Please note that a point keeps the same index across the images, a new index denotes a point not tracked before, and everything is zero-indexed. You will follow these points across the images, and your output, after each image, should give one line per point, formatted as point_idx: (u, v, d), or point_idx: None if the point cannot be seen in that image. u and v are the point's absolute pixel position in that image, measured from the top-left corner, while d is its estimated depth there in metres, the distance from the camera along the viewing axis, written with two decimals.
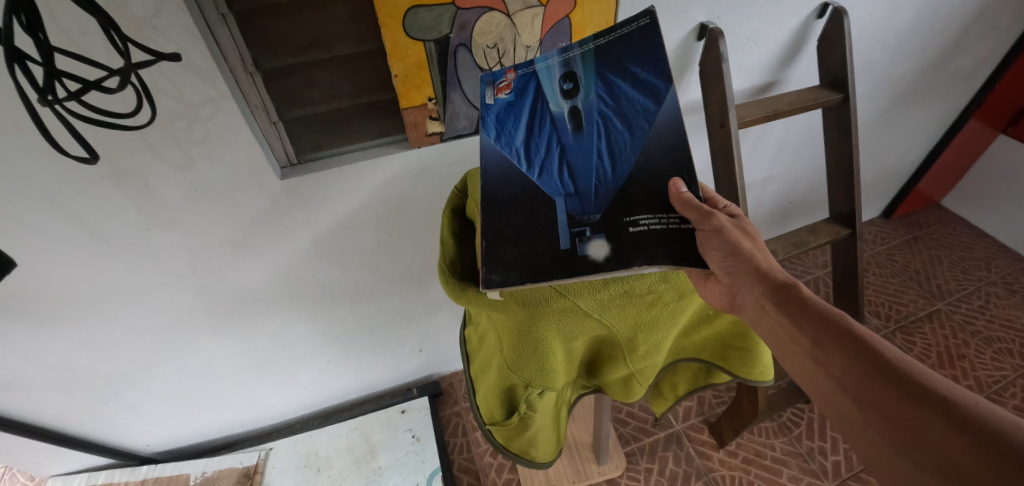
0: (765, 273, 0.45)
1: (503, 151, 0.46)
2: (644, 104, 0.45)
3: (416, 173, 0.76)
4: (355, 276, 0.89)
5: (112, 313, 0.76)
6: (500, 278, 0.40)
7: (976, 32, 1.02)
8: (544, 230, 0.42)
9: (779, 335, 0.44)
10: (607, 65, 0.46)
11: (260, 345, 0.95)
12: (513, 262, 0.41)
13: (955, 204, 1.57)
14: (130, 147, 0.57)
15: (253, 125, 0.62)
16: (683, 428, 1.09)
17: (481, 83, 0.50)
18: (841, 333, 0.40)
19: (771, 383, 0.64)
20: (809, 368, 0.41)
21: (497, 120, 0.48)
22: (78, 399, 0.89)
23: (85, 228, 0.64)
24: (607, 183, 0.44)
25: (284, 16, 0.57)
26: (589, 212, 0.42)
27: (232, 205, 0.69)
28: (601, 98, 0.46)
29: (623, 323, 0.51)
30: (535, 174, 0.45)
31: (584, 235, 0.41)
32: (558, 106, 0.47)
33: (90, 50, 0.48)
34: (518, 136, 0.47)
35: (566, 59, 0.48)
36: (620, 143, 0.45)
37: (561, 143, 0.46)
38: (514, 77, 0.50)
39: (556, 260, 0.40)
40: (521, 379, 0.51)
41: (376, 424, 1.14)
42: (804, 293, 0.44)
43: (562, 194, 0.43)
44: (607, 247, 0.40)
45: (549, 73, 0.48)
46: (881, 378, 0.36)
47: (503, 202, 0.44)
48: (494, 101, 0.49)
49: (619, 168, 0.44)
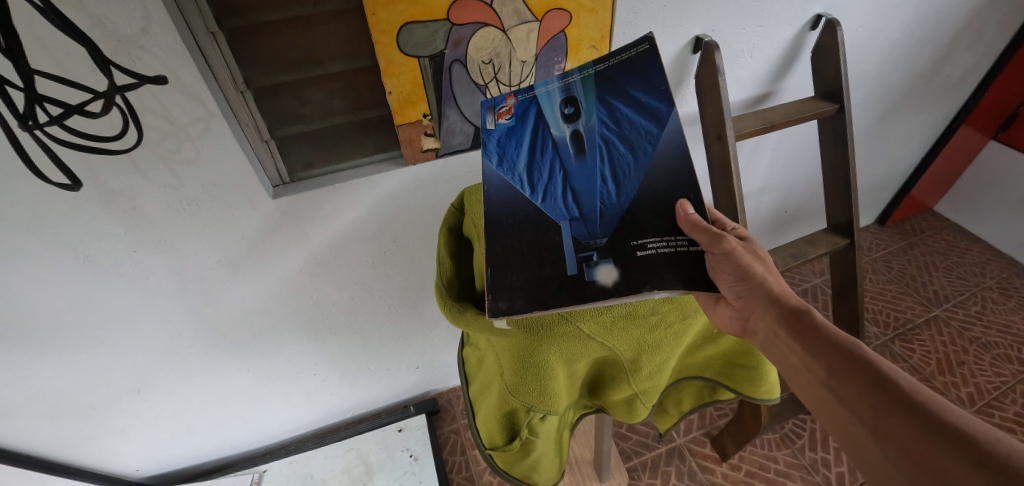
0: (778, 297, 0.45)
1: (505, 176, 0.45)
2: (647, 127, 0.45)
3: (412, 190, 0.75)
4: (350, 294, 0.87)
5: (99, 337, 0.74)
6: (506, 306, 0.39)
7: (965, 41, 1.03)
8: (549, 254, 0.41)
9: (791, 361, 0.43)
10: (608, 89, 0.47)
11: (254, 366, 0.92)
12: (519, 289, 0.40)
13: (947, 210, 1.58)
14: (117, 169, 0.56)
15: (244, 144, 0.61)
16: (684, 443, 1.08)
17: (482, 108, 0.51)
18: (854, 360, 0.39)
19: (776, 401, 0.63)
20: (824, 396, 0.40)
21: (498, 145, 0.48)
22: (66, 425, 0.86)
23: (72, 251, 0.62)
24: (612, 206, 0.43)
25: (275, 35, 0.56)
26: (595, 237, 0.41)
27: (224, 225, 0.67)
28: (603, 122, 0.46)
29: (626, 345, 0.50)
30: (538, 198, 0.44)
31: (590, 260, 0.40)
32: (560, 130, 0.47)
33: (74, 72, 0.46)
34: (519, 161, 0.46)
35: (566, 84, 0.49)
36: (623, 166, 0.44)
37: (563, 168, 0.45)
38: (514, 102, 0.50)
39: (564, 287, 0.39)
40: (522, 404, 0.49)
41: (372, 443, 1.11)
42: (817, 319, 0.43)
43: (566, 218, 0.43)
44: (615, 272, 0.39)
45: (549, 98, 0.49)
46: (896, 409, 0.35)
47: (507, 228, 0.43)
48: (495, 126, 0.49)
49: (623, 191, 0.43)
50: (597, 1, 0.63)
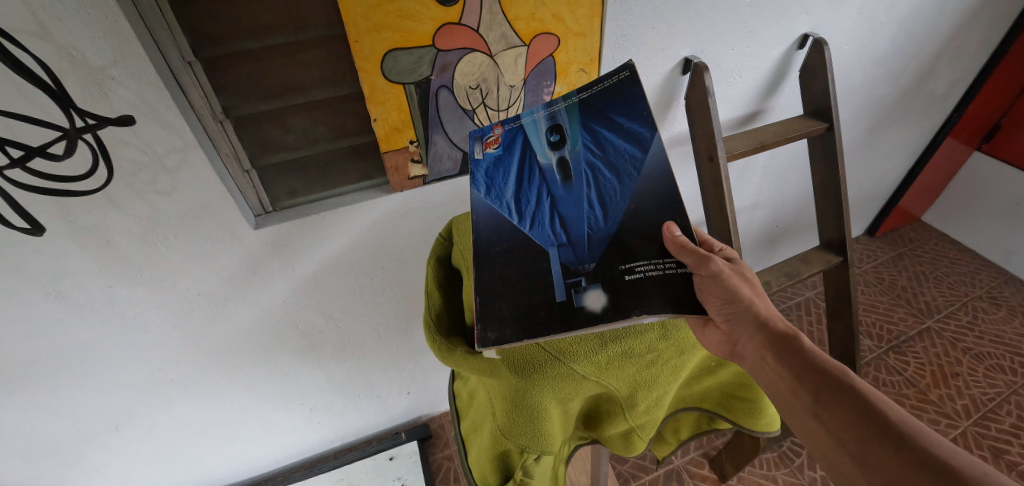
0: (766, 321, 0.43)
1: (493, 205, 0.44)
2: (631, 152, 0.44)
3: (400, 216, 0.74)
4: (337, 323, 0.85)
5: (72, 373, 0.71)
6: (496, 336, 0.37)
7: (947, 57, 1.05)
8: (538, 280, 0.39)
9: (780, 387, 0.42)
10: (593, 116, 0.46)
11: (238, 398, 0.89)
12: (509, 317, 0.38)
13: (934, 219, 1.60)
14: (90, 204, 0.53)
15: (223, 174, 0.59)
16: (682, 464, 1.06)
17: (470, 138, 0.49)
18: (841, 387, 0.38)
19: (774, 433, 0.62)
20: (811, 424, 0.38)
21: (486, 174, 0.46)
22: (36, 466, 0.81)
23: (41, 287, 0.59)
24: (600, 231, 0.41)
25: (255, 63, 0.54)
26: (583, 262, 0.40)
27: (203, 256, 0.65)
28: (589, 148, 0.45)
29: (622, 382, 0.48)
30: (526, 225, 0.43)
31: (579, 285, 0.39)
32: (546, 157, 0.46)
33: (40, 107, 0.44)
34: (507, 189, 0.45)
35: (551, 113, 0.48)
36: (609, 192, 0.43)
37: (550, 194, 0.44)
38: (501, 132, 0.49)
39: (553, 314, 0.38)
40: (514, 445, 0.47)
41: (363, 473, 1.08)
42: (805, 344, 0.41)
43: (554, 245, 0.41)
44: (604, 297, 0.38)
45: (535, 126, 0.47)
46: (884, 442, 0.34)
47: (495, 255, 0.41)
48: (482, 156, 0.48)
49: (610, 215, 0.42)
50: (585, 24, 0.62)
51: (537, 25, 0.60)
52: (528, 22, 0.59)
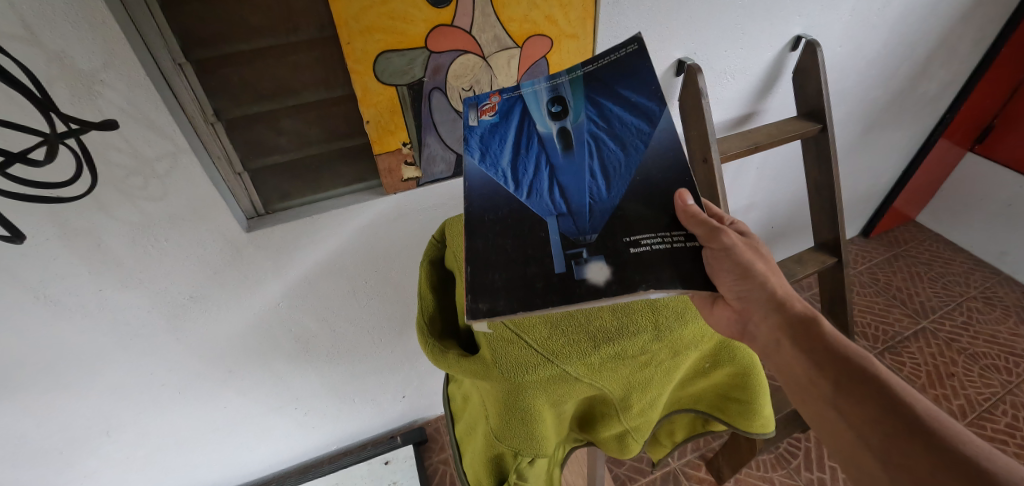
0: (782, 303, 0.43)
1: (487, 172, 0.43)
2: (637, 126, 0.44)
3: (394, 218, 0.73)
4: (331, 326, 0.84)
5: (64, 378, 0.70)
6: (488, 306, 0.34)
7: (939, 59, 1.05)
8: (534, 251, 0.38)
9: (796, 373, 0.41)
10: (598, 90, 0.46)
11: (230, 403, 0.88)
12: (501, 289, 0.36)
13: (928, 220, 1.60)
14: (79, 208, 0.53)
15: (216, 178, 0.58)
16: (679, 466, 1.06)
17: (465, 105, 0.50)
18: (864, 378, 0.37)
19: (770, 435, 0.62)
20: (830, 414, 0.38)
21: (481, 142, 0.46)
22: (26, 473, 0.80)
23: (30, 292, 0.58)
24: (602, 201, 0.40)
25: (246, 65, 0.54)
26: (584, 233, 0.38)
27: (195, 260, 0.64)
28: (592, 120, 0.45)
29: (616, 384, 0.48)
30: (523, 194, 0.41)
31: (580, 257, 0.37)
32: (546, 127, 0.46)
33: (27, 110, 0.43)
34: (503, 157, 0.44)
35: (554, 85, 0.48)
36: (612, 163, 0.43)
37: (550, 163, 0.44)
38: (498, 101, 0.49)
39: (551, 287, 0.35)
40: (508, 448, 0.47)
41: (357, 478, 1.07)
42: (825, 330, 0.41)
43: (553, 214, 0.40)
44: (608, 270, 0.36)
45: (536, 97, 0.48)
46: (908, 436, 0.34)
47: (489, 224, 0.39)
48: (478, 123, 0.48)
49: (613, 186, 0.41)
50: (578, 26, 0.62)
51: (530, 27, 0.60)
52: (521, 24, 0.59)
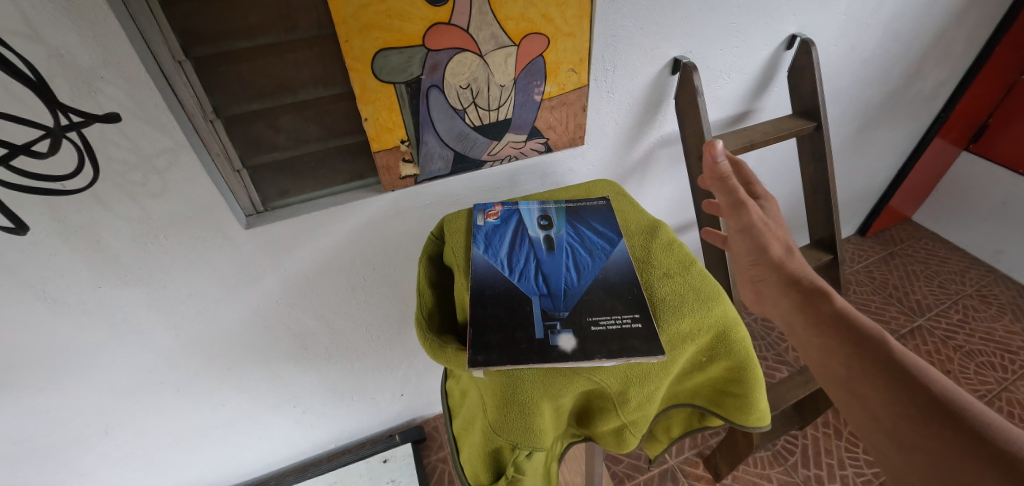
0: (797, 287, 0.48)
1: (489, 260, 0.55)
2: (603, 245, 0.58)
3: (392, 216, 0.74)
4: (329, 324, 0.84)
5: (63, 375, 0.70)
6: (484, 359, 0.45)
7: (933, 58, 1.06)
8: (521, 319, 0.49)
9: (815, 356, 0.45)
10: (576, 219, 0.62)
11: (228, 401, 0.88)
12: (494, 346, 0.46)
13: (924, 219, 1.61)
14: (78, 204, 0.53)
15: (214, 175, 0.59)
16: (677, 464, 1.06)
17: (474, 209, 0.63)
18: (878, 359, 0.41)
19: (766, 429, 0.62)
20: (847, 393, 0.42)
21: (485, 237, 0.58)
22: (22, 471, 0.80)
23: (30, 289, 0.58)
24: (575, 287, 0.52)
25: (245, 62, 0.54)
26: (559, 309, 0.50)
27: (193, 257, 0.65)
28: (571, 235, 0.59)
29: (613, 376, 0.48)
30: (515, 277, 0.54)
31: (554, 327, 0.48)
32: (536, 233, 0.59)
33: (28, 105, 0.44)
34: (502, 249, 0.57)
35: (544, 208, 0.64)
36: (585, 264, 0.55)
37: (536, 258, 0.56)
38: (501, 209, 0.63)
39: (532, 347, 0.46)
40: (506, 441, 0.46)
41: (355, 476, 1.07)
42: (840, 312, 0.45)
43: (537, 294, 0.52)
44: (573, 340, 0.47)
45: (530, 213, 0.63)
46: (915, 409, 0.37)
47: (488, 297, 0.51)
48: (483, 223, 0.61)
49: (584, 278, 0.53)
50: (574, 25, 0.63)
51: (527, 25, 0.60)
52: (518, 22, 0.59)
